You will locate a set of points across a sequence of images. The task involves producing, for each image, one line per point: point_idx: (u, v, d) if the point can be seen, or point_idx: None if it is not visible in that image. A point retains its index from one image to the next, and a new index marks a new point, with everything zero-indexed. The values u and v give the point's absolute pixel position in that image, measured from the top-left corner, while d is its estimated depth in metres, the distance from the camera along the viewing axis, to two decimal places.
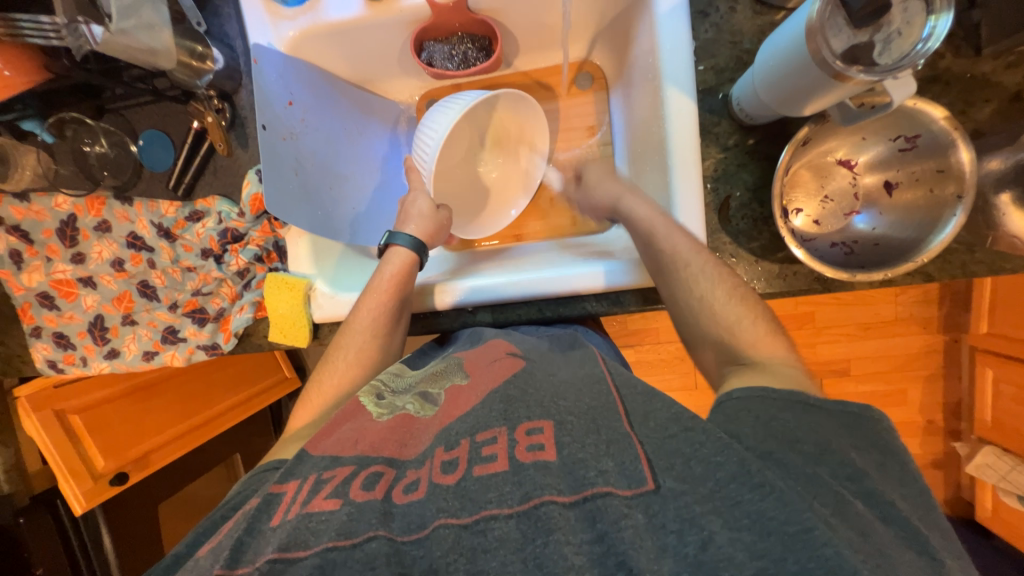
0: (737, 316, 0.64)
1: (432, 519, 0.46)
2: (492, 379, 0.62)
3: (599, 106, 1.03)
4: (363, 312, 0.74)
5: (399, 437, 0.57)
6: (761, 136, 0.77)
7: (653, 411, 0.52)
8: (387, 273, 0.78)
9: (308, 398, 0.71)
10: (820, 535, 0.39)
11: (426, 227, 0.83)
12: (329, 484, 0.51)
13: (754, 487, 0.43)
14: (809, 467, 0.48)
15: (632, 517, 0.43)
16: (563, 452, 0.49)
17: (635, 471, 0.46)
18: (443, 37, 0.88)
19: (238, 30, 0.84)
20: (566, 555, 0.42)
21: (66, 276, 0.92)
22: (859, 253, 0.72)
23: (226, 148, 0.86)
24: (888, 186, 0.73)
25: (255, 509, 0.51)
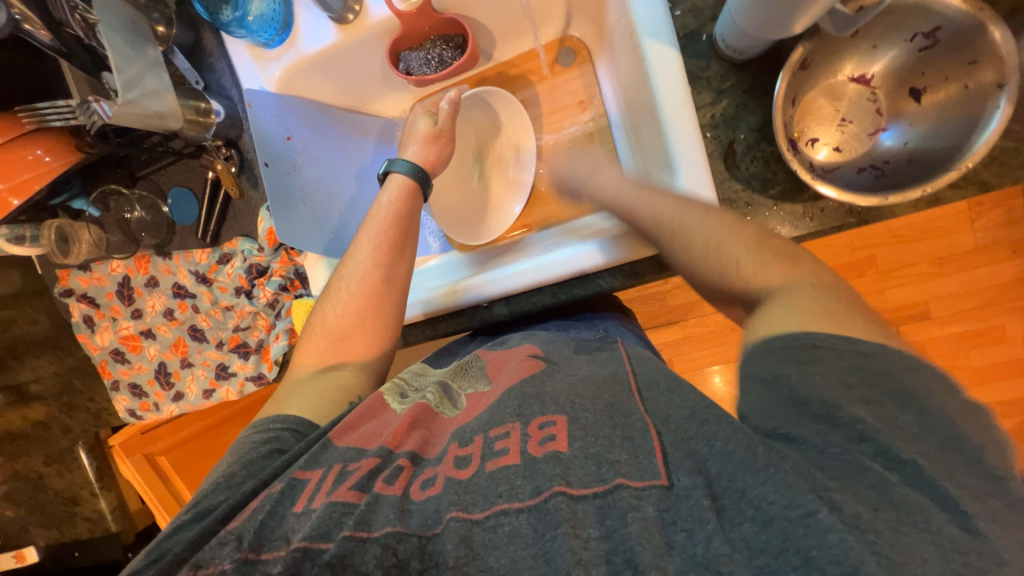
0: (724, 263, 0.55)
1: (444, 513, 0.46)
2: (510, 379, 0.60)
3: (587, 79, 0.99)
4: (364, 243, 0.73)
5: (423, 433, 0.57)
6: (757, 71, 0.72)
7: (673, 412, 0.47)
8: (386, 202, 0.76)
9: (312, 332, 0.71)
10: (822, 521, 0.36)
11: (425, 154, 0.83)
12: (354, 474, 0.51)
13: (763, 474, 0.39)
14: (836, 426, 0.40)
15: (643, 509, 0.41)
16: (574, 444, 0.47)
17: (648, 464, 0.43)
18: (417, 45, 0.89)
19: (232, 80, 0.89)
20: (573, 551, 0.41)
21: (130, 332, 1.04)
22: (891, 173, 0.65)
23: (238, 191, 0.92)
24: (914, 93, 0.65)
25: (278, 493, 0.52)
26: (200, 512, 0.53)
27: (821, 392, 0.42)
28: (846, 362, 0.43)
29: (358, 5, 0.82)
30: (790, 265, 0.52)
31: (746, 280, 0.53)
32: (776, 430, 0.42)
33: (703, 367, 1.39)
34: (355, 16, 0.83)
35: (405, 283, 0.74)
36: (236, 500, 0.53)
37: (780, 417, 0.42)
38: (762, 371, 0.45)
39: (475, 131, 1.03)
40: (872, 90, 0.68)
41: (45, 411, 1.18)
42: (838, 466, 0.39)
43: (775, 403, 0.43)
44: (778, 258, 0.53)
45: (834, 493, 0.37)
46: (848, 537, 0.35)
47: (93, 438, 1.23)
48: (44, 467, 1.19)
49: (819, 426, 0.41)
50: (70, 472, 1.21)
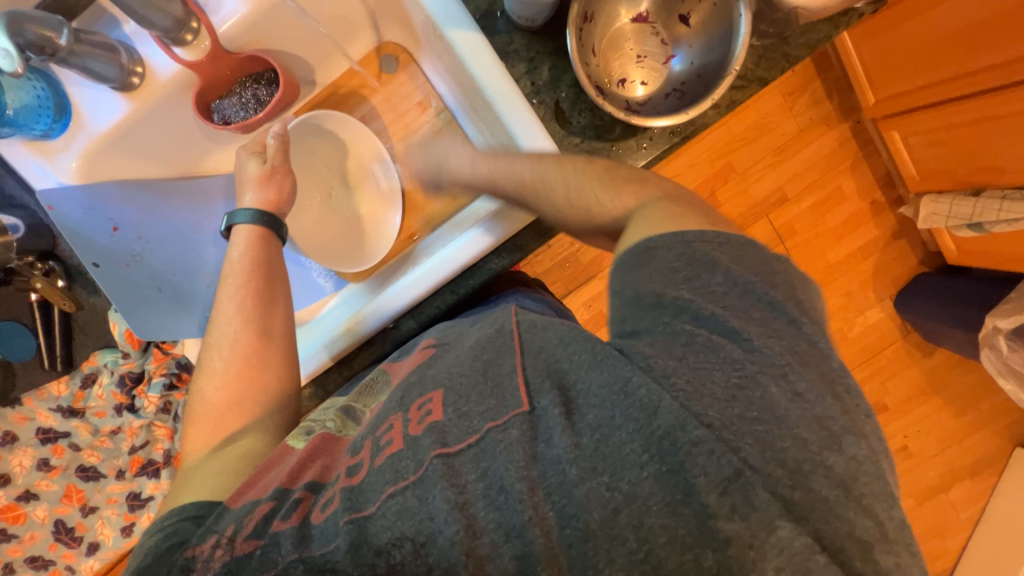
0: (583, 197, 0.60)
1: (340, 522, 0.46)
2: (408, 367, 0.62)
3: (416, 80, 0.99)
4: (226, 304, 0.70)
5: (324, 460, 0.55)
6: (554, 34, 0.78)
7: (545, 340, 0.50)
8: (237, 258, 0.73)
9: (198, 414, 0.65)
10: (636, 382, 0.43)
11: (265, 197, 0.78)
12: (251, 523, 0.48)
13: (605, 367, 0.45)
14: (683, 306, 0.46)
15: (509, 435, 0.45)
16: (448, 408, 0.49)
17: (513, 397, 0.47)
18: (227, 91, 0.84)
19: (21, 185, 0.77)
20: (452, 501, 0.43)
21: (4, 503, 0.86)
22: (689, 91, 0.73)
23: (74, 303, 0.81)
24: (683, 18, 0.74)
25: (169, 573, 0.48)
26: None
27: (712, 282, 0.46)
28: (677, 253, 0.48)
29: (140, 66, 0.75)
30: (642, 189, 0.58)
31: (610, 209, 0.58)
32: (659, 323, 0.46)
33: None
34: (141, 78, 0.76)
35: (285, 330, 0.71)
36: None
37: (643, 315, 0.47)
38: (653, 259, 0.49)
39: (320, 156, 1.00)
40: (652, 25, 0.77)
41: None
42: (671, 340, 0.45)
43: (637, 300, 0.48)
44: (627, 186, 0.59)
45: (659, 361, 0.44)
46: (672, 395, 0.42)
47: None
48: None
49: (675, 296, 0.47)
50: None
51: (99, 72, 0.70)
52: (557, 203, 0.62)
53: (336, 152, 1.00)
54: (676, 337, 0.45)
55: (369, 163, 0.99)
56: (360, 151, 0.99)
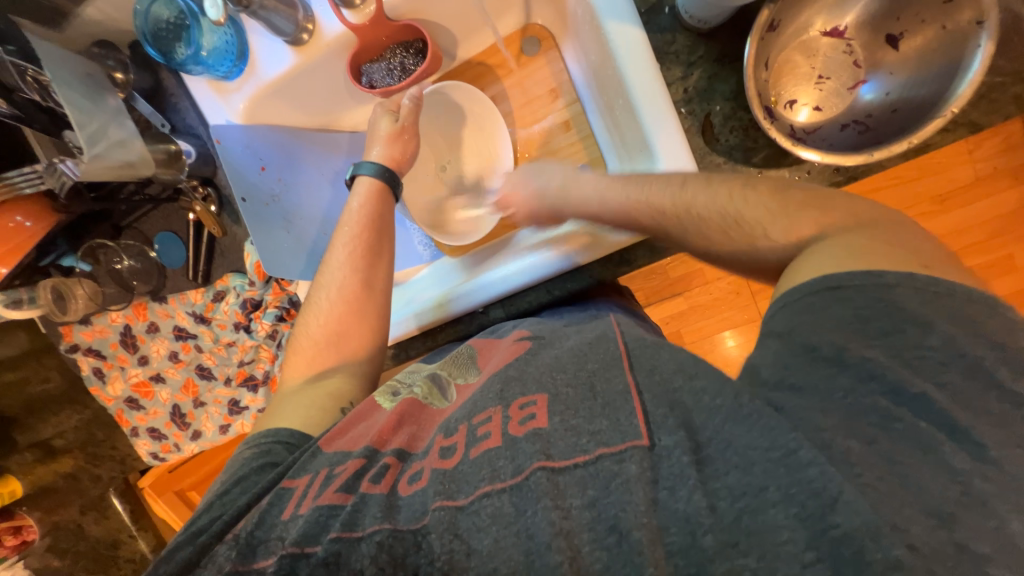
0: (734, 212, 0.53)
1: (430, 503, 0.46)
2: (498, 362, 0.62)
3: (554, 66, 0.96)
4: (338, 250, 0.72)
5: (411, 428, 0.57)
6: (725, 38, 0.70)
7: (659, 363, 0.49)
8: (355, 208, 0.75)
9: (297, 348, 0.69)
10: (803, 457, 0.37)
11: (391, 153, 0.80)
12: (340, 477, 0.51)
13: (747, 423, 0.40)
14: (844, 366, 0.41)
15: (626, 470, 0.42)
16: (554, 418, 0.48)
17: (631, 426, 0.44)
18: (378, 55, 0.88)
19: (198, 118, 0.87)
20: (554, 522, 0.41)
21: (140, 378, 1.05)
22: (875, 127, 0.64)
23: (220, 229, 0.92)
24: (891, 40, 0.63)
25: (265, 504, 0.51)
26: (195, 533, 0.51)
27: (826, 336, 0.42)
28: (848, 313, 0.42)
29: (311, 24, 0.80)
30: (823, 215, 0.49)
31: (772, 237, 0.50)
32: (784, 379, 0.43)
33: (712, 334, 1.33)
34: (309, 35, 0.81)
35: (386, 284, 0.73)
36: (230, 515, 0.51)
37: (791, 368, 0.43)
38: (794, 319, 0.44)
39: (440, 125, 1.00)
40: (846, 42, 0.66)
41: (74, 462, 1.20)
42: (830, 403, 0.40)
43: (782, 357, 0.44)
44: (805, 211, 0.50)
45: (822, 432, 0.39)
46: (828, 470, 0.36)
47: (123, 484, 1.32)
48: (81, 517, 1.24)
49: (829, 368, 0.41)
50: (106, 519, 1.28)
51: (278, 26, 0.77)
52: (708, 219, 0.54)
53: (455, 121, 1.00)
54: (830, 407, 0.40)
55: (487, 137, 0.98)
56: (478, 124, 0.98)
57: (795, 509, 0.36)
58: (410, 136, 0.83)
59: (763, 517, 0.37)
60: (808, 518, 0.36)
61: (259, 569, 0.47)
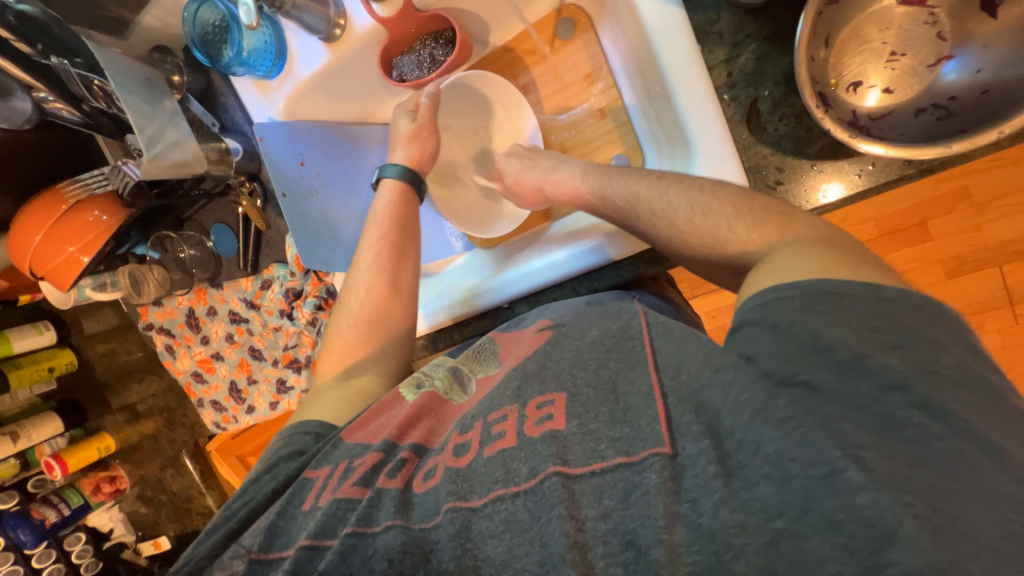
0: (714, 228, 0.52)
1: (442, 504, 0.46)
2: (517, 357, 0.61)
3: (590, 49, 0.90)
4: (366, 253, 0.75)
5: (430, 422, 0.58)
6: (778, 13, 0.62)
7: (687, 359, 0.45)
8: (380, 210, 0.77)
9: (329, 344, 0.73)
10: (851, 479, 0.33)
11: (411, 153, 0.80)
12: (358, 471, 0.53)
13: (785, 428, 0.37)
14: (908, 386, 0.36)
15: (647, 481, 0.39)
16: (572, 421, 0.46)
17: (653, 432, 0.41)
18: (407, 48, 0.87)
19: (244, 116, 0.92)
20: (569, 532, 0.39)
21: (203, 355, 1.16)
22: (960, 112, 0.54)
23: (264, 222, 0.98)
24: (989, 7, 0.53)
25: (289, 494, 0.55)
26: (227, 516, 0.57)
27: (856, 345, 0.38)
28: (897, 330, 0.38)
29: (342, 19, 0.81)
30: (783, 224, 0.48)
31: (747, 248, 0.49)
32: (796, 377, 0.39)
33: None
34: (341, 30, 0.81)
35: (411, 284, 0.75)
36: (257, 503, 0.56)
37: (799, 363, 0.39)
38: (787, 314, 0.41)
39: (466, 115, 0.98)
40: (929, 11, 0.56)
41: (154, 425, 1.38)
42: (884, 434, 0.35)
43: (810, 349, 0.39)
44: (768, 220, 0.49)
45: (862, 449, 0.34)
46: (883, 497, 0.32)
47: (195, 447, 1.46)
48: (161, 472, 1.41)
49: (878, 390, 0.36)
50: (180, 475, 1.43)
51: (310, 24, 0.78)
52: (674, 224, 0.55)
53: (484, 110, 0.97)
54: (864, 421, 0.36)
55: (515, 127, 0.95)
56: (508, 113, 0.95)
57: (842, 539, 0.32)
58: (429, 134, 0.82)
59: (807, 547, 0.33)
60: (859, 549, 0.32)
61: (280, 557, 0.50)
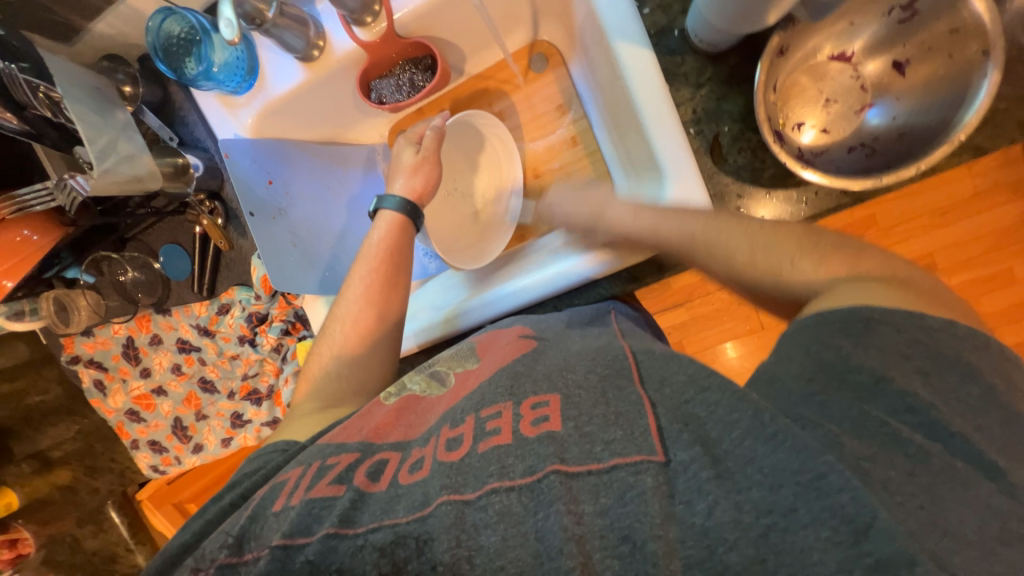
0: (786, 260, 0.50)
1: (434, 496, 0.42)
2: (499, 360, 0.58)
3: (561, 82, 0.97)
4: (356, 282, 0.72)
5: (409, 419, 0.56)
6: (736, 59, 0.71)
7: (670, 374, 0.46)
8: (375, 240, 0.75)
9: (307, 371, 0.70)
10: (833, 481, 0.34)
11: (412, 185, 0.80)
12: (333, 469, 0.49)
13: (774, 441, 0.37)
14: (880, 395, 0.40)
15: (642, 482, 0.38)
16: (567, 423, 0.44)
17: (645, 441, 0.40)
18: (386, 71, 0.88)
19: (206, 132, 0.87)
20: (566, 526, 0.38)
21: (141, 391, 1.05)
22: (882, 150, 0.64)
23: (227, 243, 0.91)
24: (897, 66, 0.64)
25: (260, 498, 0.49)
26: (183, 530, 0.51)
27: (865, 364, 0.41)
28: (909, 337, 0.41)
29: (321, 40, 0.80)
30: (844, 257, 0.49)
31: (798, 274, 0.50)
32: (827, 400, 0.42)
33: (713, 345, 1.26)
34: (320, 51, 0.81)
35: (400, 319, 0.72)
36: (212, 518, 0.51)
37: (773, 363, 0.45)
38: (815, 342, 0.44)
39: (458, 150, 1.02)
40: (854, 68, 0.67)
41: (71, 473, 1.18)
42: (859, 437, 0.38)
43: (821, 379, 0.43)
44: (835, 254, 0.49)
45: (863, 460, 0.36)
46: (865, 496, 0.33)
47: (122, 496, 1.30)
48: (78, 529, 1.22)
49: (862, 398, 0.40)
50: (104, 531, 1.27)
51: (289, 43, 0.77)
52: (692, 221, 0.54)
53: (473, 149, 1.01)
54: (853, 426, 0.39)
55: (499, 165, 0.99)
56: (497, 153, 0.99)
57: (826, 533, 0.33)
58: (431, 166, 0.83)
59: (795, 539, 0.34)
60: (842, 542, 0.33)
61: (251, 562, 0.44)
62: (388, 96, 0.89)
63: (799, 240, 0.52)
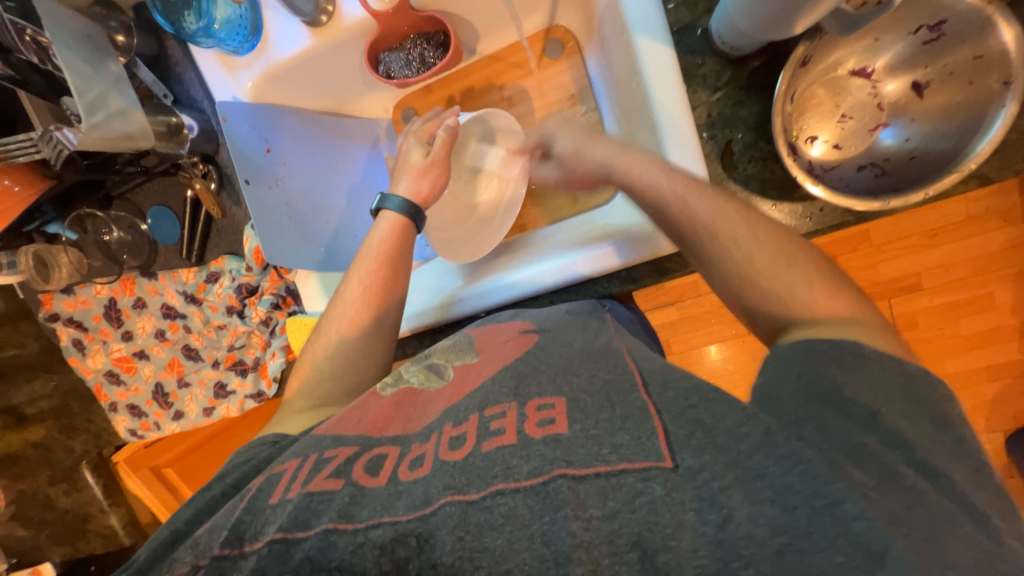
0: (788, 283, 0.51)
1: (438, 496, 0.42)
2: (507, 356, 0.58)
3: (575, 72, 0.94)
4: (354, 283, 0.70)
5: (407, 413, 0.55)
6: (757, 65, 0.70)
7: (675, 381, 0.47)
8: (375, 240, 0.73)
9: (301, 366, 0.69)
10: (848, 509, 0.35)
11: (418, 187, 0.78)
12: (331, 462, 0.48)
13: (787, 462, 0.38)
14: (869, 422, 0.41)
15: (651, 490, 0.38)
16: (574, 425, 0.44)
17: (651, 446, 0.41)
18: (396, 44, 0.85)
19: (203, 92, 0.83)
20: (574, 532, 0.38)
21: (123, 353, 1.03)
22: (893, 172, 0.64)
23: (220, 210, 0.88)
24: (917, 88, 0.64)
25: (256, 489, 0.48)
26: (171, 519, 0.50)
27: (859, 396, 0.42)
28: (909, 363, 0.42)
29: (331, 5, 0.77)
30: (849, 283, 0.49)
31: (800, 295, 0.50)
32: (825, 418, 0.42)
33: (699, 346, 1.28)
34: (329, 17, 0.77)
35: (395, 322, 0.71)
36: (194, 514, 0.49)
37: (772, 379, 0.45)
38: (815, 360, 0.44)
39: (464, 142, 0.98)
40: (873, 85, 0.67)
41: (43, 432, 1.15)
42: (853, 460, 0.38)
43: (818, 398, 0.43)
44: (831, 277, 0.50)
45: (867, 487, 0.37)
46: (876, 524, 0.34)
47: (98, 457, 1.26)
48: (52, 488, 1.18)
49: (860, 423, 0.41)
50: (78, 491, 1.23)
51: (297, 5, 0.73)
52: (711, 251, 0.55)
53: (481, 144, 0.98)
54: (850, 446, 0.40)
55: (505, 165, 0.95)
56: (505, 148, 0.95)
57: (841, 559, 0.34)
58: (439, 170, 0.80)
59: (809, 560, 0.34)
60: (856, 568, 0.33)
61: (245, 556, 0.43)
62: (397, 71, 0.86)
63: (805, 257, 0.52)
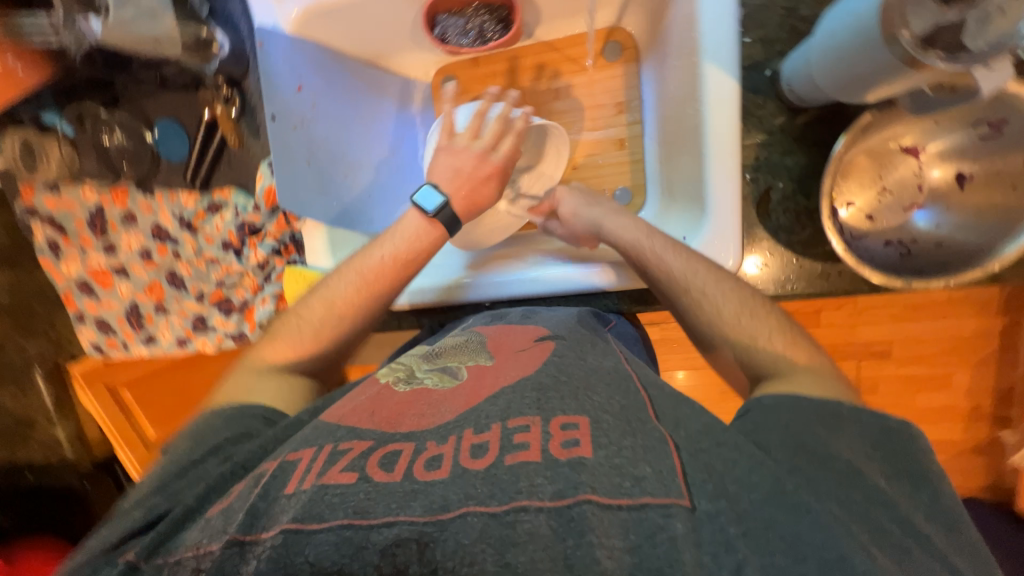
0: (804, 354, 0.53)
1: (457, 505, 0.39)
2: (524, 367, 0.55)
3: (629, 80, 0.92)
4: (363, 266, 0.68)
5: (418, 411, 0.51)
6: (815, 119, 0.70)
7: (684, 419, 0.47)
8: (400, 231, 0.70)
9: (284, 331, 0.66)
10: (854, 565, 0.36)
11: (474, 194, 0.75)
12: (345, 457, 0.45)
13: (796, 513, 0.40)
14: (856, 485, 0.44)
15: (673, 526, 0.38)
16: (600, 451, 0.42)
17: (672, 481, 0.41)
18: (457, 10, 0.81)
19: (242, 9, 0.77)
20: (599, 560, 0.36)
21: (100, 266, 0.95)
22: (918, 254, 0.66)
23: (237, 140, 0.84)
24: (960, 179, 0.65)
25: (269, 477, 0.45)
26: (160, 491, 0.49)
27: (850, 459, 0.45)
28: None
29: None
30: None
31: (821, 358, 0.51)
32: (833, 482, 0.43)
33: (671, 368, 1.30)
34: None
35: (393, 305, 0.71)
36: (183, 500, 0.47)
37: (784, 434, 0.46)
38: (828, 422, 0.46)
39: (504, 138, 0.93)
40: (918, 165, 0.68)
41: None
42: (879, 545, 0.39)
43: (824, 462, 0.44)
44: None
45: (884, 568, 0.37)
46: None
47: (53, 366, 1.13)
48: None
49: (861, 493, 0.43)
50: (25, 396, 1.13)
51: None
52: (720, 312, 0.60)
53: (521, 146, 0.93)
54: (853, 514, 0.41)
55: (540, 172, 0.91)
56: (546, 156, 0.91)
57: None
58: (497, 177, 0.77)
59: None
60: None
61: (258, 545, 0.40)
62: (452, 38, 0.82)
63: None
